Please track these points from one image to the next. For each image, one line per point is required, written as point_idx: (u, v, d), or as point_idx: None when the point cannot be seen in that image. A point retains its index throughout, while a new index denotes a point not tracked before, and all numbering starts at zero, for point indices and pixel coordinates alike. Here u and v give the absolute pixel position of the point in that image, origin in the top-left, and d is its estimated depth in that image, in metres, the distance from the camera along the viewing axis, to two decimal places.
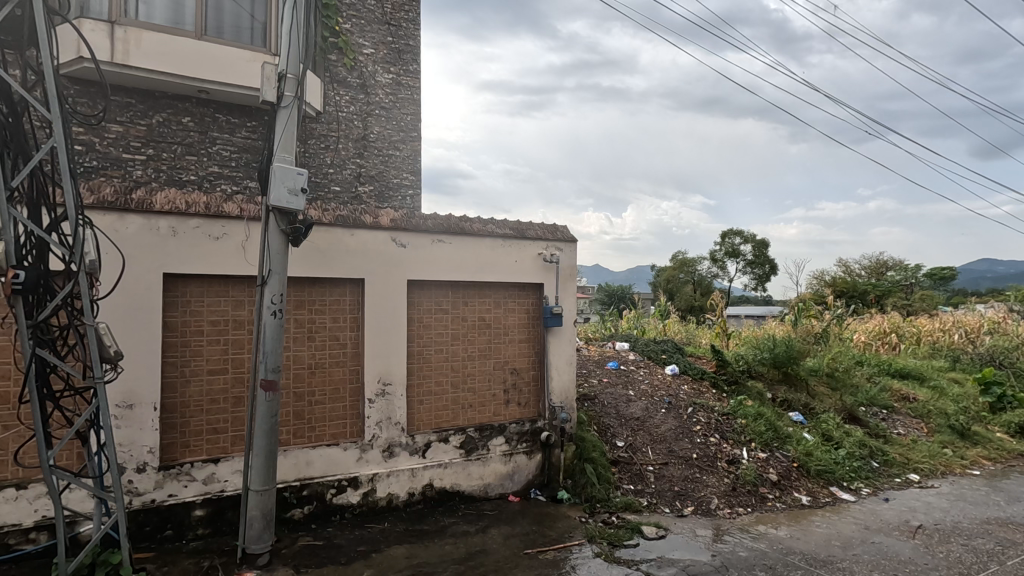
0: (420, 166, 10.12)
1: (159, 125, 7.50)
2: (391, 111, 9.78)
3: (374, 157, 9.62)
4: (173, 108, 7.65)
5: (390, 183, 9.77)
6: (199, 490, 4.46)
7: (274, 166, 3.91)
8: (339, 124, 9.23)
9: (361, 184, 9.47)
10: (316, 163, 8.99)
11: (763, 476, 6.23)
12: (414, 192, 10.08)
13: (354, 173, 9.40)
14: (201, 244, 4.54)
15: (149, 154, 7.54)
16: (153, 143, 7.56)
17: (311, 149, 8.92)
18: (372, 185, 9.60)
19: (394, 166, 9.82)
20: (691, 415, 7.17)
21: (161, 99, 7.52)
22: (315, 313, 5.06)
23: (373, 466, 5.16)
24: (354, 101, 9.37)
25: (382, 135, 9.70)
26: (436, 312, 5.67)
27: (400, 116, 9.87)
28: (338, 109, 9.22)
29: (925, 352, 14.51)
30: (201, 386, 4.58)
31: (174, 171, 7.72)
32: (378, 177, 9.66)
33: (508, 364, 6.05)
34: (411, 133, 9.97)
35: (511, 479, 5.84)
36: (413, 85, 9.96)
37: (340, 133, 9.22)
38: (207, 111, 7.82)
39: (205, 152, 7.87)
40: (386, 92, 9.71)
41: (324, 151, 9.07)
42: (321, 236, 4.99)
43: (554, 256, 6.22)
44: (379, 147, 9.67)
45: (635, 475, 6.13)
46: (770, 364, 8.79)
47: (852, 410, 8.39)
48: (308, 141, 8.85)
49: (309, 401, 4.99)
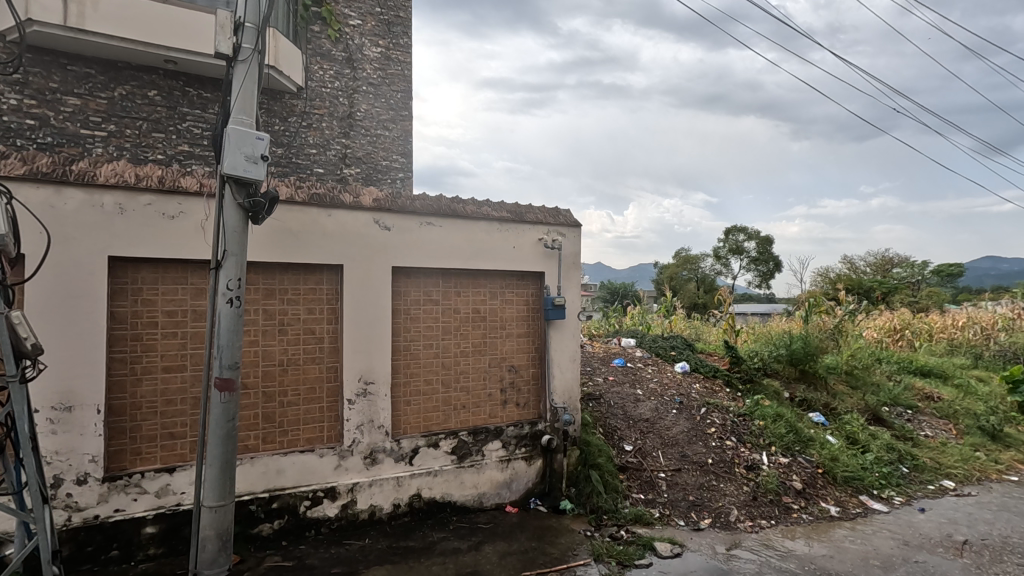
0: (411, 148, 9.58)
1: (121, 98, 7.42)
2: (380, 88, 9.24)
3: (361, 138, 9.08)
4: (138, 80, 7.59)
5: (378, 165, 9.24)
6: (150, 504, 3.92)
7: (228, 129, 3.32)
8: (322, 100, 8.68)
9: (346, 166, 8.94)
10: (298, 143, 8.44)
11: (786, 484, 5.65)
12: (405, 176, 9.53)
13: (339, 154, 8.87)
14: (153, 223, 3.99)
15: (110, 130, 7.47)
16: (114, 118, 7.48)
17: (292, 127, 8.38)
18: (359, 167, 9.06)
19: (383, 147, 9.29)
20: (704, 415, 6.62)
21: (123, 70, 7.45)
22: (287, 304, 4.51)
23: (353, 474, 4.60)
24: (339, 76, 8.83)
25: (369, 114, 9.15)
26: (425, 303, 5.11)
27: (389, 95, 9.34)
28: (322, 85, 8.67)
29: (943, 349, 13.90)
30: (155, 386, 4.03)
31: (138, 148, 7.66)
32: (365, 159, 9.12)
33: (505, 362, 5.49)
34: (401, 112, 9.45)
35: (509, 487, 5.29)
36: (403, 60, 9.42)
37: (323, 110, 8.67)
38: (175, 84, 7.78)
39: (173, 128, 7.84)
40: (374, 67, 9.17)
41: (306, 130, 8.52)
42: (294, 217, 4.44)
43: (556, 242, 5.65)
44: (367, 127, 9.12)
45: (646, 483, 5.57)
46: (786, 361, 8.23)
47: (875, 410, 7.81)
48: (288, 119, 8.29)
49: (281, 401, 4.45)
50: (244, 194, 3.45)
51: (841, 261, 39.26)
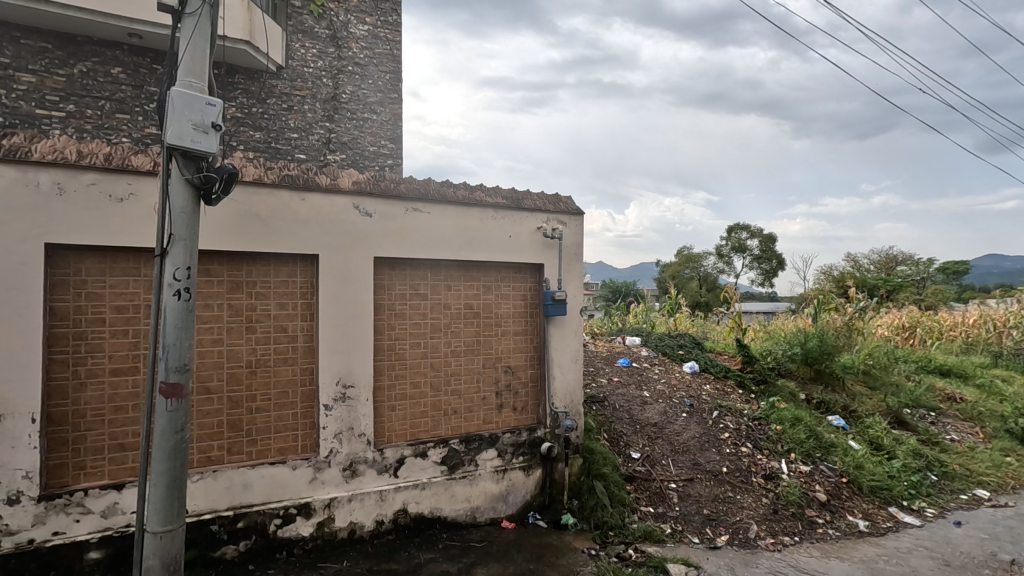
0: (400, 133, 9.15)
1: (81, 74, 7.15)
2: (367, 68, 8.82)
3: (347, 121, 8.64)
4: (99, 56, 7.33)
5: (365, 151, 8.81)
6: (95, 526, 3.45)
7: (172, 91, 2.81)
8: (304, 81, 8.23)
9: (330, 151, 8.49)
10: (278, 127, 8.00)
11: (810, 495, 5.16)
12: (394, 163, 9.08)
13: (323, 139, 8.43)
14: (99, 206, 3.51)
15: (68, 110, 7.16)
16: (73, 97, 7.18)
17: (271, 110, 7.95)
18: (344, 153, 8.62)
19: (370, 132, 8.86)
20: (717, 420, 6.16)
21: (84, 45, 7.18)
22: (255, 299, 4.04)
23: (331, 489, 4.13)
24: (323, 54, 8.40)
25: (355, 96, 8.72)
26: (413, 298, 4.63)
27: (376, 76, 8.91)
28: (304, 65, 8.24)
29: (956, 347, 13.41)
30: (102, 391, 3.56)
31: (101, 131, 7.39)
32: (351, 144, 8.68)
33: (501, 362, 5.02)
34: (390, 95, 9.02)
35: (505, 500, 4.81)
36: (392, 38, 9.01)
37: (305, 91, 8.23)
38: (141, 61, 7.56)
39: (139, 109, 7.62)
40: (361, 46, 8.75)
41: (287, 112, 8.08)
42: (263, 202, 3.96)
43: (557, 231, 5.16)
44: (353, 110, 8.69)
45: (655, 495, 5.09)
46: (801, 360, 7.76)
47: (898, 412, 7.33)
48: (267, 100, 7.90)
49: (249, 408, 3.98)
50: (193, 168, 2.97)
51: (844, 259, 38.74)
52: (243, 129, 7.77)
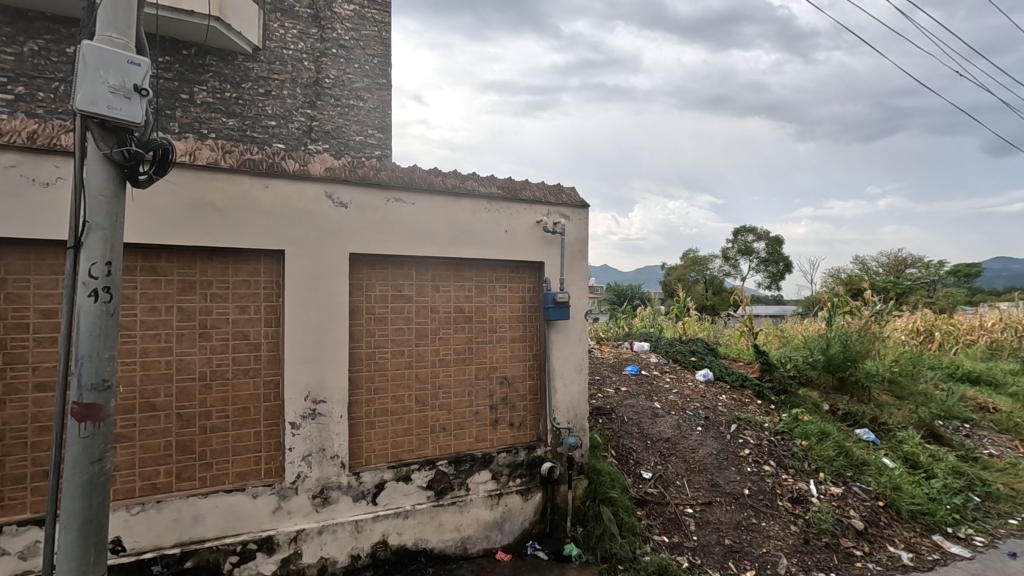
0: (387, 121, 8.78)
1: (31, 53, 6.74)
2: (352, 51, 8.44)
3: (330, 108, 8.26)
4: (53, 33, 6.93)
5: (350, 140, 8.43)
6: (12, 568, 2.94)
7: (84, 45, 2.28)
8: (282, 63, 7.84)
9: (312, 140, 8.09)
10: (254, 113, 7.59)
11: (844, 522, 4.58)
12: (381, 152, 8.69)
13: (304, 127, 8.03)
14: (20, 192, 2.99)
15: (18, 92, 6.75)
16: (24, 78, 6.77)
17: (246, 95, 7.55)
18: (326, 142, 8.22)
19: (356, 120, 8.49)
20: (735, 434, 5.60)
21: (36, 20, 6.78)
22: (211, 301, 3.52)
23: (299, 519, 3.59)
24: (303, 35, 8.03)
25: (339, 81, 8.33)
26: (395, 300, 4.10)
27: (363, 59, 8.53)
28: (284, 47, 7.86)
29: (980, 352, 12.76)
30: (24, 409, 3.04)
31: (53, 115, 6.96)
32: (334, 133, 8.29)
33: (496, 372, 4.47)
34: (377, 80, 8.66)
35: (500, 528, 4.26)
36: (379, 20, 8.65)
37: (283, 75, 7.83)
38: None
39: None
40: (346, 27, 8.37)
41: (264, 98, 7.68)
42: (219, 188, 3.43)
43: (558, 225, 4.63)
44: (337, 96, 8.31)
45: (670, 522, 4.52)
46: (823, 367, 7.19)
47: (930, 425, 6.74)
48: (242, 85, 7.50)
49: (203, 426, 3.45)
50: (113, 141, 2.44)
51: (853, 262, 38.04)
52: (214, 115, 7.33)
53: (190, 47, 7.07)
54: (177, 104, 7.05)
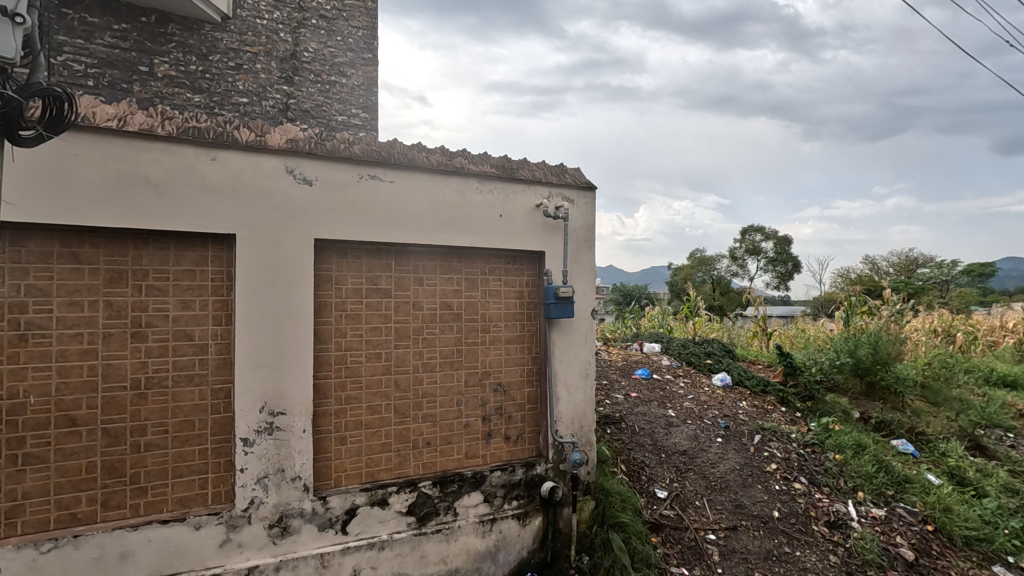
0: (373, 101, 8.31)
1: None
2: (334, 23, 7.96)
3: (309, 84, 7.80)
4: None
5: (332, 119, 7.98)
6: None
7: None
8: (255, 34, 7.35)
9: (289, 118, 7.64)
10: (223, 89, 7.12)
11: (892, 551, 3.99)
12: (365, 133, 8.22)
13: (279, 104, 7.57)
14: None
15: None
16: None
17: (214, 68, 7.07)
18: (306, 121, 7.74)
19: (337, 98, 8.03)
20: (760, 446, 5.00)
21: None
22: (146, 295, 2.96)
23: (252, 554, 3.03)
24: (280, 4, 7.52)
25: (318, 55, 7.86)
26: (371, 295, 3.53)
27: (346, 31, 8.06)
28: (257, 16, 7.36)
29: (1006, 352, 12.11)
30: None
31: None
32: (314, 111, 7.84)
33: (490, 378, 3.90)
34: (360, 55, 8.19)
35: (493, 559, 3.68)
36: None
37: (256, 47, 7.34)
38: None
39: None
40: None
41: (235, 72, 7.20)
42: (154, 160, 2.87)
43: (561, 209, 4.04)
44: (316, 71, 7.85)
45: (690, 550, 3.94)
46: (851, 370, 6.57)
47: (971, 434, 6.12)
48: (210, 57, 7.01)
49: (134, 444, 2.88)
50: None
51: (864, 261, 37.31)
52: (179, 90, 6.84)
53: (150, 14, 6.63)
54: (137, 77, 6.55)
